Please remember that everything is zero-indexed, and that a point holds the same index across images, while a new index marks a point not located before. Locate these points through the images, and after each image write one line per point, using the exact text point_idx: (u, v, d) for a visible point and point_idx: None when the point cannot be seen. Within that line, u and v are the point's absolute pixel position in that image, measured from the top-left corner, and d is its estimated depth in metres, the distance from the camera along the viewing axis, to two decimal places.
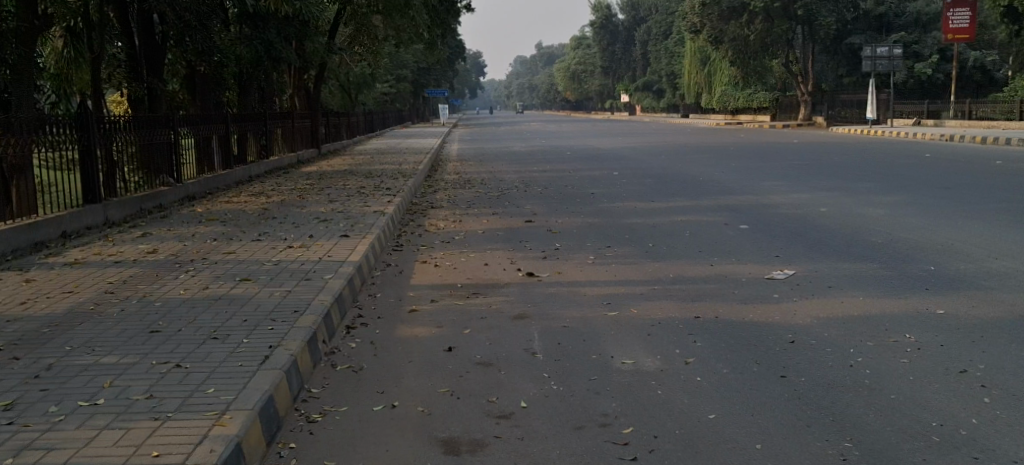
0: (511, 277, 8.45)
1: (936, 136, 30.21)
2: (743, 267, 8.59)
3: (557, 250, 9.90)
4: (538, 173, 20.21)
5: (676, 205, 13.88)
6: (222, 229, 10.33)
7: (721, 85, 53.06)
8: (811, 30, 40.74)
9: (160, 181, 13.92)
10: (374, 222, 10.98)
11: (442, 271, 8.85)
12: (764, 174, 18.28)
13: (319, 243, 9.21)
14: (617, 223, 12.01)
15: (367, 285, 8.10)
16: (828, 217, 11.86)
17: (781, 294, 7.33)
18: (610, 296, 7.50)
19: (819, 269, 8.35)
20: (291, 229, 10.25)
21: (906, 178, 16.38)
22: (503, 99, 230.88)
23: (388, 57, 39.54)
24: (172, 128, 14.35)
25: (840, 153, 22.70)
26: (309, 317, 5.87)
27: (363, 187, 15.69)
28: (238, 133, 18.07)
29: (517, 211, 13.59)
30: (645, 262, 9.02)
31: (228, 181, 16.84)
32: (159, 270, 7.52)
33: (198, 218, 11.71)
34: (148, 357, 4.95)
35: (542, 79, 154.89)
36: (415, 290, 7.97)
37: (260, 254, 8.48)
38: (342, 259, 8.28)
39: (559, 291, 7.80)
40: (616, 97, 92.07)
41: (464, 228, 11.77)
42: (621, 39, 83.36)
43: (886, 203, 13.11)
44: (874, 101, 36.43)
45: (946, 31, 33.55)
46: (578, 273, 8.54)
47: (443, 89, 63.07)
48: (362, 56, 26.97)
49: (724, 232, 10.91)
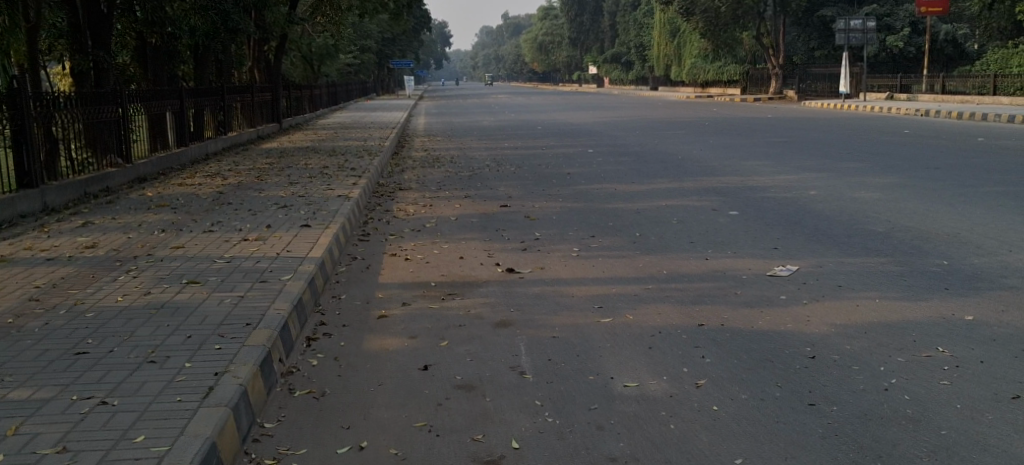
0: (488, 274, 7.72)
1: (911, 110, 29.74)
2: (741, 262, 7.88)
3: (537, 241, 9.15)
4: (510, 150, 19.46)
5: (657, 187, 13.15)
6: (172, 218, 9.48)
7: (691, 57, 52.42)
8: (782, 2, 40.08)
9: (106, 162, 12.99)
10: (338, 208, 10.17)
11: (413, 267, 8.09)
12: (743, 152, 17.61)
13: (278, 235, 8.41)
14: (599, 208, 11.28)
15: (331, 284, 7.32)
16: (819, 202, 11.19)
17: (788, 295, 6.63)
18: (602, 299, 6.77)
19: (825, 264, 7.66)
20: (247, 218, 9.43)
21: (892, 157, 15.75)
22: (469, 71, 229.10)
23: (351, 27, 38.45)
24: (120, 104, 13.42)
25: (818, 129, 22.11)
26: (263, 332, 5.08)
27: (326, 167, 14.85)
28: (194, 108, 17.10)
29: (491, 194, 12.80)
30: (634, 256, 8.29)
31: (183, 159, 15.91)
32: (94, 270, 6.71)
33: (148, 203, 10.83)
34: (68, 391, 4.16)
35: (510, 49, 153.68)
36: (384, 290, 7.21)
37: (212, 249, 7.66)
38: (303, 255, 7.50)
39: (543, 292, 7.06)
40: (584, 69, 91.17)
41: (435, 213, 11.00)
42: (588, 10, 82.33)
43: (877, 185, 12.48)
44: (845, 75, 35.91)
45: (919, 4, 33.03)
46: (563, 270, 7.79)
47: (408, 60, 61.68)
48: (324, 27, 25.94)
49: (713, 219, 10.23)
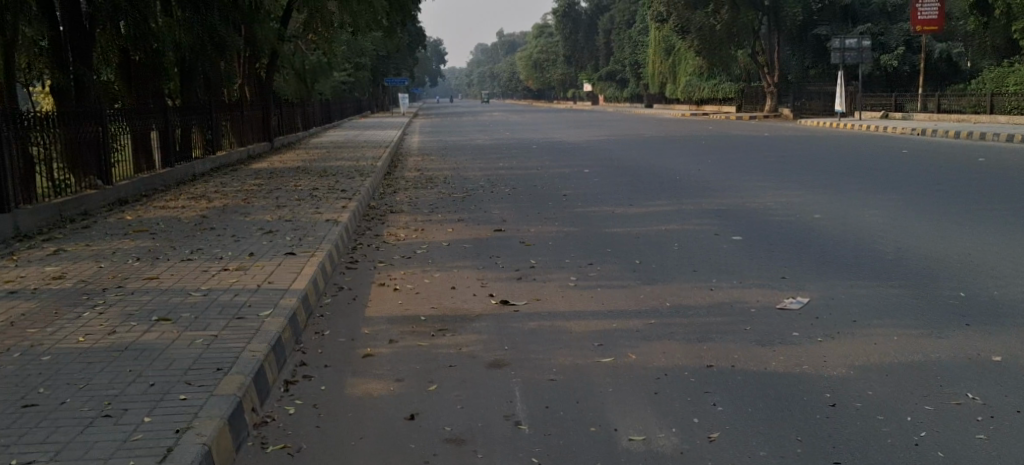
0: (481, 307, 7.29)
1: (907, 129, 29.33)
2: (746, 292, 7.49)
3: (532, 268, 8.73)
4: (504, 170, 19.05)
5: (655, 209, 12.77)
6: (150, 244, 9.09)
7: (686, 75, 52.16)
8: (777, 21, 39.94)
9: (86, 183, 12.57)
10: (326, 233, 9.76)
11: (404, 298, 7.67)
12: (742, 171, 17.22)
13: (260, 263, 8.01)
14: (596, 232, 10.87)
15: (314, 318, 6.91)
16: (825, 226, 10.78)
17: (801, 330, 6.22)
18: (603, 335, 6.34)
19: (836, 294, 7.24)
20: (230, 245, 9.03)
21: (894, 177, 15.34)
22: (464, 88, 229.21)
23: (345, 44, 38.18)
24: (101, 123, 13.05)
25: (817, 148, 21.71)
26: (235, 378, 4.72)
27: (316, 188, 14.45)
28: (181, 127, 16.73)
29: (485, 216, 12.39)
30: (634, 286, 7.88)
31: (170, 180, 15.54)
32: (59, 307, 6.39)
33: (126, 228, 10.46)
34: (7, 454, 3.98)
35: (506, 67, 153.87)
36: (372, 324, 6.78)
37: (188, 281, 7.29)
38: (285, 286, 7.10)
39: (538, 326, 6.64)
40: (579, 87, 90.98)
41: (427, 238, 10.58)
42: (583, 28, 81.97)
43: (881, 207, 12.07)
44: (840, 93, 35.63)
45: (914, 22, 32.57)
46: (560, 302, 7.37)
47: (403, 77, 61.39)
48: (316, 43, 25.61)
49: (715, 244, 9.82)
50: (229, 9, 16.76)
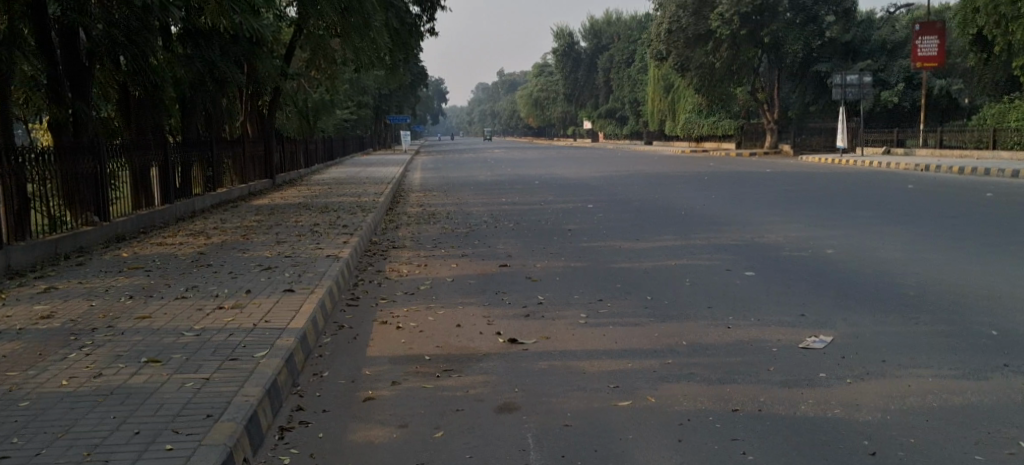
0: (488, 346, 6.95)
1: (913, 165, 29.03)
2: (766, 330, 7.14)
3: (541, 305, 8.39)
4: (507, 205, 18.73)
5: (664, 244, 12.43)
6: (144, 282, 8.76)
7: (686, 111, 52.04)
8: (778, 58, 39.83)
9: (82, 220, 12.25)
10: (326, 269, 9.43)
11: (407, 336, 7.34)
12: (748, 207, 16.88)
13: (257, 301, 7.69)
14: (604, 268, 10.53)
15: (313, 358, 6.57)
16: (840, 261, 10.44)
17: (828, 371, 5.88)
18: (619, 376, 6.01)
19: (859, 332, 6.90)
20: (226, 282, 8.70)
21: (904, 213, 15.00)
22: (465, 127, 229.88)
23: (345, 82, 38.02)
24: (99, 160, 12.73)
25: (823, 183, 21.40)
26: (226, 425, 4.61)
27: (316, 224, 14.14)
28: (181, 163, 16.45)
29: (489, 252, 12.06)
30: (648, 323, 7.54)
31: (168, 217, 15.24)
32: (43, 348, 6.04)
33: (121, 265, 10.13)
34: None
35: (506, 104, 154.23)
36: (373, 365, 6.45)
37: (182, 320, 6.96)
38: (282, 325, 6.77)
39: (549, 366, 6.31)
40: (580, 124, 90.96)
41: (430, 274, 10.25)
42: (583, 66, 82.03)
43: (896, 242, 11.72)
44: (842, 129, 35.47)
45: (914, 59, 32.27)
46: (571, 340, 7.03)
47: (403, 115, 61.29)
48: (316, 79, 25.38)
49: (728, 280, 9.49)
50: (230, 43, 16.54)
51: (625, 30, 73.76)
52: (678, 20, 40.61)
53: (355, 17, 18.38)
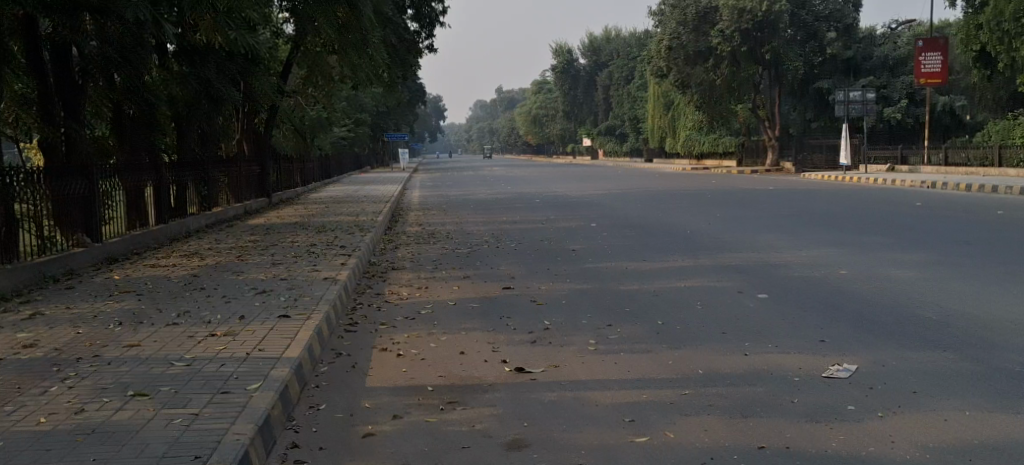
0: (493, 375, 6.63)
1: (917, 182, 28.75)
2: (786, 357, 6.82)
3: (548, 331, 8.05)
4: (508, 224, 18.42)
5: (671, 265, 12.10)
6: (133, 307, 8.43)
7: (685, 129, 51.85)
8: (778, 76, 39.63)
9: (73, 241, 11.91)
10: (323, 293, 9.10)
11: (408, 365, 7.01)
12: (754, 226, 16.56)
13: (251, 328, 7.36)
14: (611, 290, 10.21)
15: (309, 389, 6.26)
16: (856, 283, 10.11)
17: (856, 404, 5.59)
18: (635, 408, 5.70)
19: (884, 360, 6.58)
20: (220, 306, 8.38)
21: (914, 232, 14.68)
22: (463, 145, 229.97)
23: (343, 100, 37.77)
24: (90, 180, 12.38)
25: (827, 201, 21.13)
26: None
27: (314, 244, 13.81)
28: (176, 183, 16.12)
29: (492, 274, 11.72)
30: (660, 350, 7.21)
31: (162, 237, 14.88)
32: (24, 380, 5.71)
33: (110, 288, 9.79)
34: None
35: (504, 122, 154.13)
36: (373, 396, 6.14)
37: (172, 349, 6.62)
38: (277, 354, 6.45)
39: (560, 397, 5.99)
40: (579, 141, 90.87)
41: (431, 297, 9.92)
42: (582, 85, 82.11)
43: (909, 263, 11.44)
44: (846, 146, 35.16)
45: (918, 75, 32.14)
46: (581, 369, 6.70)
47: (402, 132, 61.04)
48: (314, 97, 25.08)
49: (740, 303, 9.17)
50: (228, 61, 16.25)
51: (623, 48, 73.73)
52: (678, 37, 40.12)
53: (354, 33, 17.96)
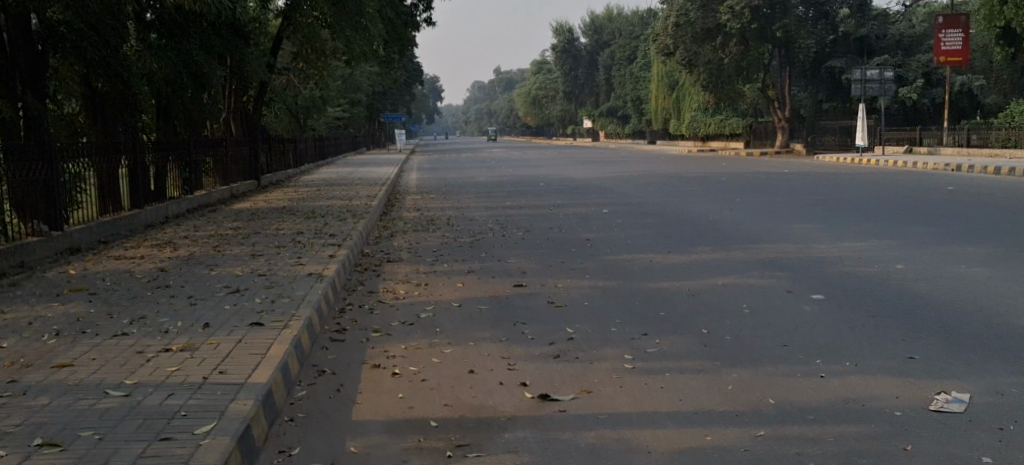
0: (511, 402, 5.36)
1: (939, 165, 27.28)
2: (872, 381, 5.55)
3: (571, 342, 6.74)
4: (513, 210, 17.02)
5: (701, 259, 10.79)
6: (82, 310, 7.13)
7: (689, 110, 50.41)
8: (787, 55, 38.18)
9: (29, 229, 10.52)
10: (307, 293, 7.79)
11: (405, 387, 5.70)
12: (781, 214, 15.19)
13: (214, 341, 6.06)
14: (638, 288, 8.90)
15: (282, 427, 4.97)
16: (919, 281, 8.79)
17: (992, 456, 4.42)
18: (705, 458, 4.49)
19: (999, 387, 5.31)
20: (184, 310, 7.06)
21: (961, 222, 13.31)
22: (461, 127, 228.39)
23: (339, 75, 36.36)
24: (50, 161, 10.93)
25: (851, 186, 19.78)
26: None
27: (302, 233, 12.49)
28: (156, 163, 14.77)
29: (500, 268, 10.38)
30: (714, 370, 5.89)
31: (137, 224, 13.50)
32: None
33: (60, 284, 8.46)
34: None
35: (503, 103, 152.38)
36: (360, 436, 4.88)
37: (111, 370, 5.33)
38: (240, 379, 5.14)
39: (601, 439, 4.74)
40: (580, 123, 89.34)
41: (432, 296, 8.61)
42: (582, 64, 80.58)
43: (970, 259, 10.11)
44: (864, 127, 33.41)
45: (935, 53, 30.32)
46: (621, 395, 5.38)
47: (399, 113, 59.54)
48: (307, 74, 23.57)
49: (791, 305, 7.87)
50: (209, 30, 14.80)
51: (625, 27, 72.09)
52: (686, 14, 38.59)
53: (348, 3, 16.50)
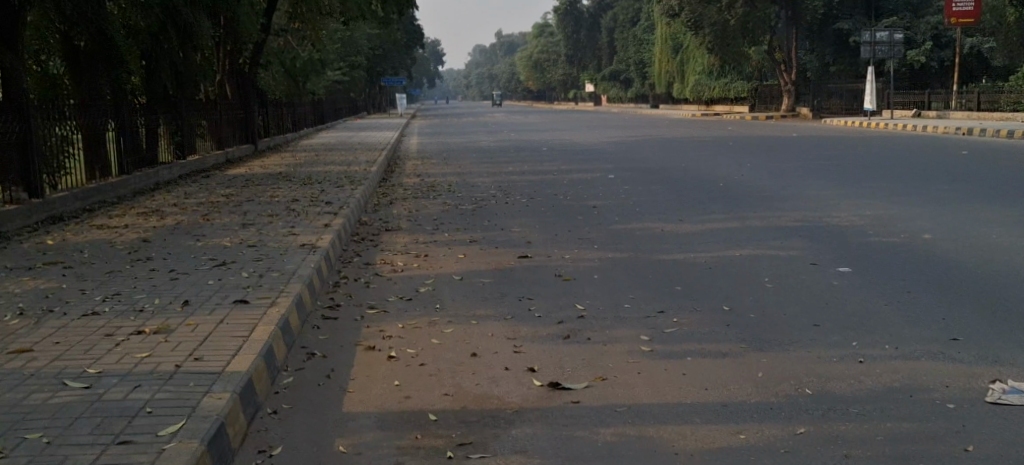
0: (520, 391, 4.84)
1: (950, 128, 26.59)
2: (918, 366, 5.02)
3: (583, 320, 6.21)
4: (516, 176, 16.44)
5: (714, 227, 10.24)
6: (53, 286, 6.61)
7: (694, 73, 49.64)
8: (794, 15, 37.32)
9: (7, 196, 9.95)
10: (297, 266, 7.26)
11: (402, 373, 5.18)
12: (793, 179, 14.59)
13: (192, 321, 5.53)
14: (652, 260, 8.35)
15: (263, 421, 4.46)
16: (951, 251, 8.23)
17: None
18: (739, 462, 4.00)
19: None
20: (163, 287, 6.53)
21: (982, 187, 12.72)
22: (461, 92, 227.02)
23: (338, 37, 35.65)
24: (29, 124, 10.33)
25: (863, 149, 19.13)
26: None
27: (297, 200, 11.94)
28: (145, 126, 14.13)
29: (504, 237, 9.84)
30: (740, 354, 5.36)
31: (126, 190, 12.96)
32: None
33: (35, 257, 7.93)
34: None
35: (504, 67, 151.12)
36: (352, 432, 4.37)
37: (76, 356, 4.81)
38: (218, 367, 4.62)
39: (620, 437, 4.24)
40: (582, 87, 88.37)
41: (431, 269, 8.06)
42: (585, 27, 79.55)
43: (998, 226, 9.52)
44: (872, 91, 32.72)
45: (947, 14, 29.42)
46: (640, 384, 4.87)
47: (400, 77, 58.70)
48: (303, 35, 22.88)
49: (818, 279, 7.32)
50: None
51: None
52: None
53: None
